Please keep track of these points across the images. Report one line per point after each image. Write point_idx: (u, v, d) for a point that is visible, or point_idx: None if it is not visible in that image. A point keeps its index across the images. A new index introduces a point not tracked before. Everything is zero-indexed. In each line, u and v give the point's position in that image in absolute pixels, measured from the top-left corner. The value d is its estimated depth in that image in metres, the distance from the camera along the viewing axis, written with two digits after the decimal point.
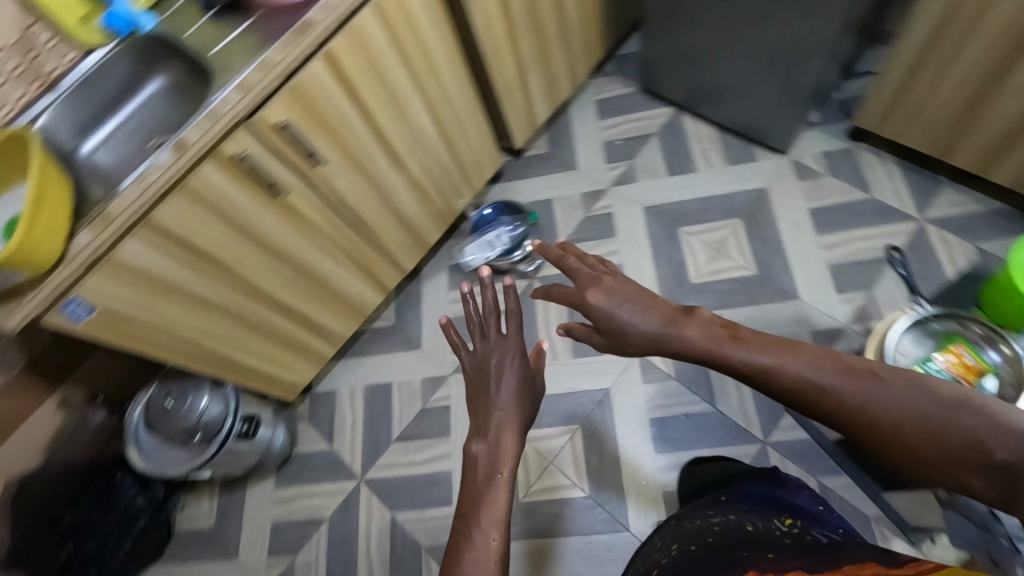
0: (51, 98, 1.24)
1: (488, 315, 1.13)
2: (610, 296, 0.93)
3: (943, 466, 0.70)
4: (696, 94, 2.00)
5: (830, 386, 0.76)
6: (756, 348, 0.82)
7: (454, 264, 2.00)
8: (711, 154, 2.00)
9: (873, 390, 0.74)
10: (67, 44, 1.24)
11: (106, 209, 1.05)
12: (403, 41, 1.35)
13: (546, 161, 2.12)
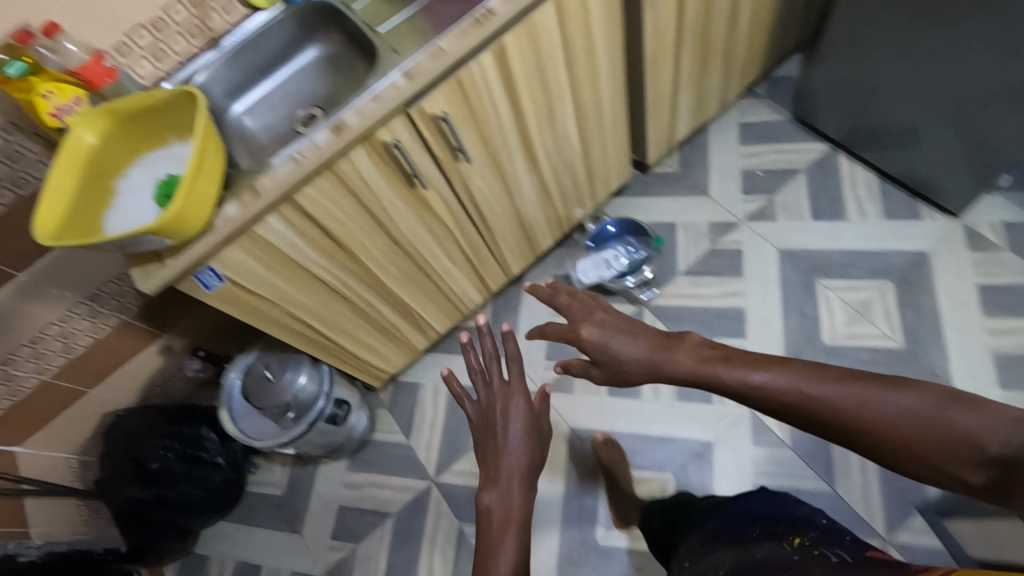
0: (213, 55, 1.21)
1: (488, 354, 0.99)
2: (604, 330, 0.84)
3: (951, 470, 0.62)
4: (861, 134, 1.79)
5: (817, 393, 0.68)
6: (748, 364, 0.73)
7: (560, 274, 1.90)
8: (866, 204, 1.80)
9: (849, 390, 0.67)
10: (237, 2, 1.20)
11: (258, 184, 1.01)
12: (573, 42, 1.24)
13: (676, 182, 1.97)
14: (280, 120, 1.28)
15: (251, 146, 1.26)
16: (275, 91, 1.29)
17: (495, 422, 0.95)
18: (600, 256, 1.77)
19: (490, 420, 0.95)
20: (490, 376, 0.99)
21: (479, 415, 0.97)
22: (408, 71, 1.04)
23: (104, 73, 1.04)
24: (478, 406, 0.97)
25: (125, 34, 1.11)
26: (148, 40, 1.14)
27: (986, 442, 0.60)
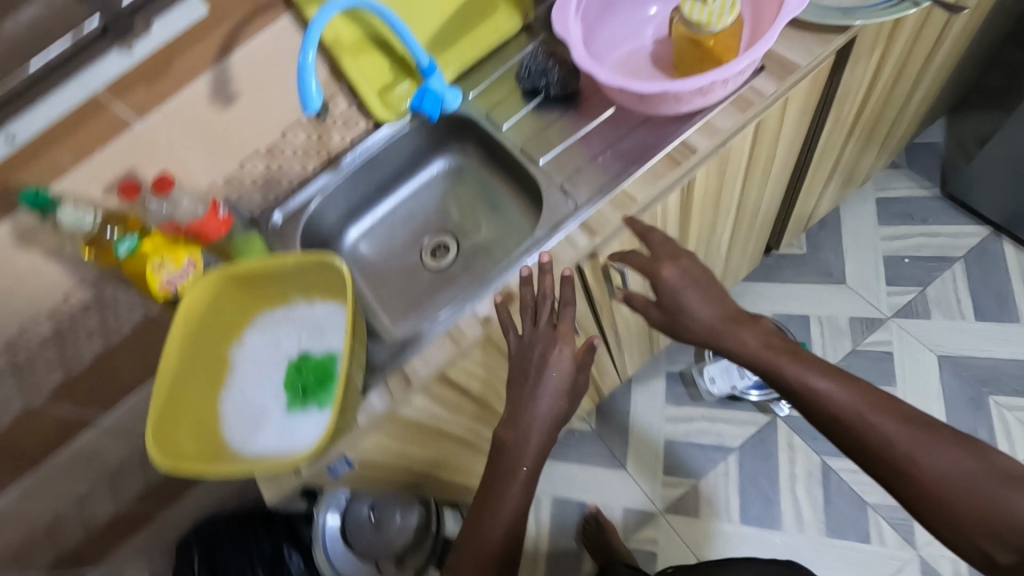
0: (329, 179, 1.02)
1: (544, 291, 0.78)
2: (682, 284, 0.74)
3: (968, 533, 0.59)
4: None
5: (867, 418, 0.64)
6: (814, 365, 0.68)
7: (674, 371, 1.70)
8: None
9: (901, 426, 0.63)
10: (359, 116, 1.01)
11: (409, 372, 0.82)
12: (756, 158, 1.02)
13: (803, 266, 1.73)
14: (399, 245, 1.09)
15: (367, 277, 1.07)
16: (392, 210, 1.10)
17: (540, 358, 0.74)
18: (730, 362, 1.54)
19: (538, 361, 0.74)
20: (542, 309, 0.78)
21: (519, 346, 0.77)
22: (586, 223, 0.84)
23: (220, 225, 0.87)
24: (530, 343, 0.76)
25: (237, 166, 0.94)
26: (261, 169, 0.97)
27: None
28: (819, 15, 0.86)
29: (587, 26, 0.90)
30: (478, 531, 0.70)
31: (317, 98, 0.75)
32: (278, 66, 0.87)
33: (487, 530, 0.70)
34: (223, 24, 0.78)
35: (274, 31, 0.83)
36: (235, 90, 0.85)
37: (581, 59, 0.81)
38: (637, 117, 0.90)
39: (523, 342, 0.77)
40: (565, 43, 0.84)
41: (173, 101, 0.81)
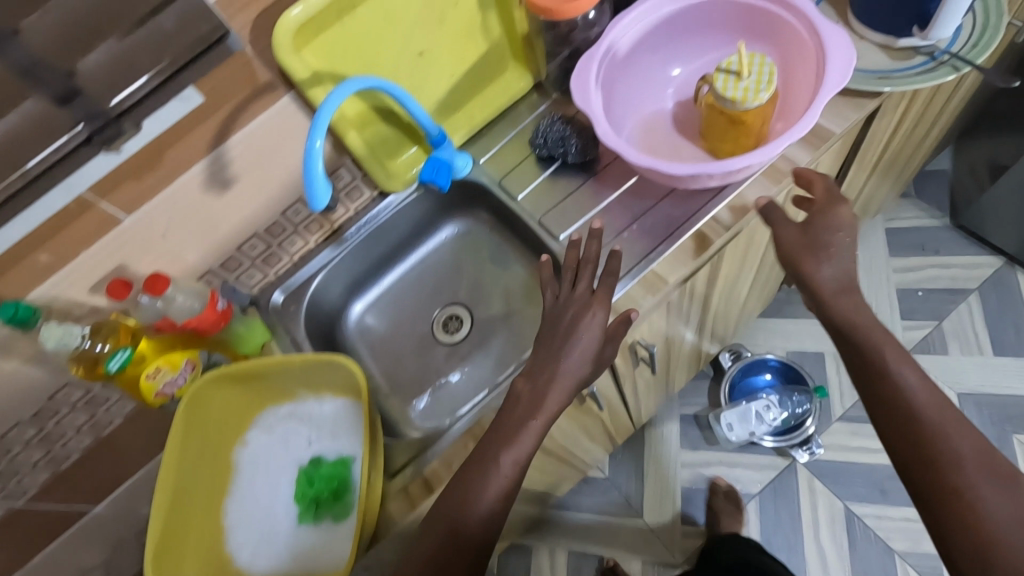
0: (332, 253, 0.95)
1: (589, 255, 0.75)
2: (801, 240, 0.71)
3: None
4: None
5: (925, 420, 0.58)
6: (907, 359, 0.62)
7: (688, 414, 1.64)
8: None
9: (968, 450, 0.55)
10: (364, 187, 0.94)
11: (429, 477, 0.76)
12: (782, 218, 0.97)
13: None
14: (408, 316, 1.02)
15: (375, 351, 1.01)
16: (400, 278, 1.04)
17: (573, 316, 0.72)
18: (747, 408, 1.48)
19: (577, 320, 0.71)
20: (582, 274, 0.74)
21: (553, 309, 0.73)
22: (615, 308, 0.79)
23: (218, 319, 0.80)
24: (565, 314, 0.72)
25: (235, 249, 0.88)
26: (260, 248, 0.90)
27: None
28: (854, 76, 0.81)
29: (606, 91, 0.84)
30: (457, 490, 0.64)
31: (325, 189, 0.68)
32: (279, 147, 0.80)
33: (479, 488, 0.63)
34: (218, 111, 0.71)
35: (274, 111, 0.76)
36: (232, 174, 0.78)
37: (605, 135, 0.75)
38: (660, 188, 0.85)
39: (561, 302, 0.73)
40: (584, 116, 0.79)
41: (166, 190, 0.74)
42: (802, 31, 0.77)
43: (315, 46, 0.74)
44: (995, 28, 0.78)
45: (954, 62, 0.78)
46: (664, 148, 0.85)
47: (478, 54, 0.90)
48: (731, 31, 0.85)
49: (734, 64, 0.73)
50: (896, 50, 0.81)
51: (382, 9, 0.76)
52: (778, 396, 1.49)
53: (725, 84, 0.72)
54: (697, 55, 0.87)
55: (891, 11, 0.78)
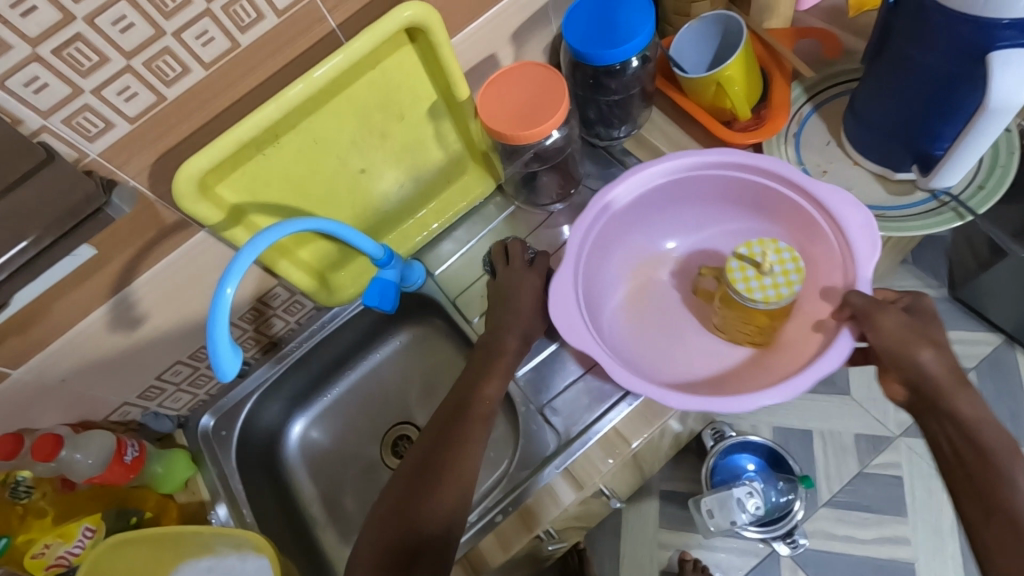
0: (270, 370, 0.87)
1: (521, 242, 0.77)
2: (907, 327, 0.60)
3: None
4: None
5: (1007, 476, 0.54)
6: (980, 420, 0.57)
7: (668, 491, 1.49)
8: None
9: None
10: (305, 301, 0.86)
11: None
12: None
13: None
14: (355, 433, 0.94)
15: (316, 469, 0.92)
16: (349, 387, 0.96)
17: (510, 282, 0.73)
18: (728, 493, 1.32)
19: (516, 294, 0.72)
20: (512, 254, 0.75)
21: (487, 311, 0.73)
22: (572, 472, 0.70)
23: (127, 470, 0.72)
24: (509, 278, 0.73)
25: (155, 378, 0.78)
26: (185, 373, 0.81)
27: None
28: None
29: (588, 288, 0.73)
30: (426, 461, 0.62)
31: (232, 363, 0.59)
32: (200, 279, 0.71)
33: (432, 465, 0.61)
34: (117, 258, 0.62)
35: (190, 247, 0.67)
36: (141, 313, 0.69)
37: (614, 370, 0.63)
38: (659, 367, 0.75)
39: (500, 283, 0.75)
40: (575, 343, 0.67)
41: (61, 339, 0.65)
42: (808, 206, 0.70)
43: (232, 180, 0.64)
44: (1004, 168, 0.70)
45: (958, 206, 0.69)
46: (663, 334, 0.76)
47: (430, 162, 0.81)
48: (718, 200, 0.77)
49: (747, 252, 0.66)
50: (894, 182, 0.73)
51: (312, 135, 0.66)
52: (763, 483, 1.36)
53: (746, 282, 0.64)
54: (680, 223, 0.80)
55: (889, 148, 0.69)
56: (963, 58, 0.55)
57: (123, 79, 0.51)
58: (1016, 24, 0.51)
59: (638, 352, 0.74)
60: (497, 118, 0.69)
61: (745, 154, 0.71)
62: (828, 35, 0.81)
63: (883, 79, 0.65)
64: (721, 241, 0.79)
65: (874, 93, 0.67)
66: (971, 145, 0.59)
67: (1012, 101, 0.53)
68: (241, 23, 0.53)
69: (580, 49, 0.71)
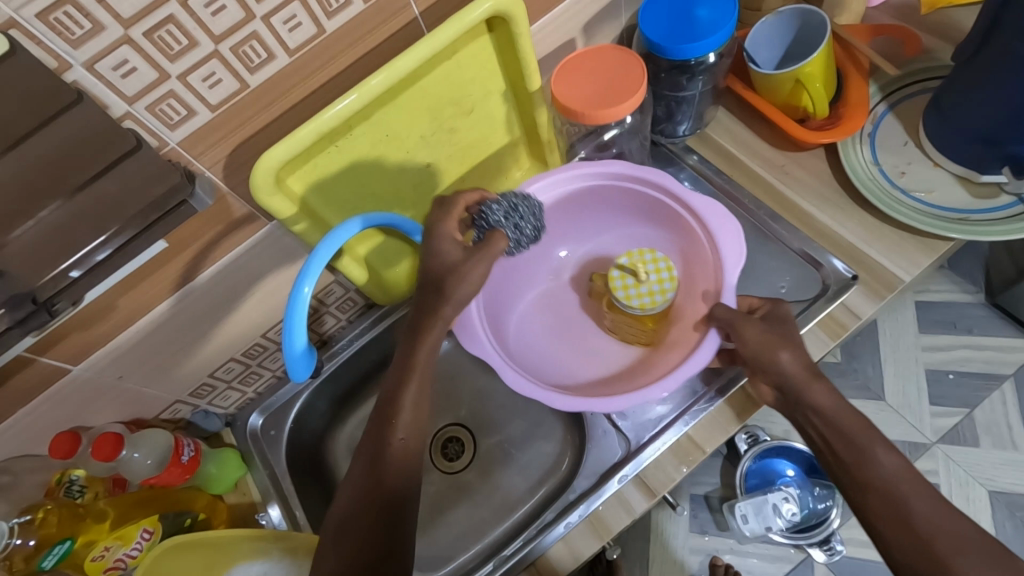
0: (323, 368, 0.85)
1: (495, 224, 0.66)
2: (768, 336, 0.58)
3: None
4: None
5: (869, 450, 0.53)
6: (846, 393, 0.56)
7: (698, 494, 1.45)
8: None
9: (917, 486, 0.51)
10: (359, 298, 0.84)
11: None
12: None
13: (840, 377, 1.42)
14: None
15: None
16: None
17: (433, 254, 0.61)
18: (763, 499, 1.30)
19: (443, 256, 0.60)
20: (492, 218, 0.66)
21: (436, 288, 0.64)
22: (644, 479, 0.68)
23: (184, 471, 0.69)
24: (442, 251, 0.61)
25: (208, 375, 0.76)
26: (237, 371, 0.79)
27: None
28: (928, 218, 0.70)
29: (493, 304, 0.72)
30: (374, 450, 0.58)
31: (307, 363, 0.57)
32: (261, 274, 0.69)
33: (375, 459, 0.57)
34: (186, 253, 0.60)
35: (257, 242, 0.65)
36: (202, 309, 0.67)
37: (517, 383, 0.62)
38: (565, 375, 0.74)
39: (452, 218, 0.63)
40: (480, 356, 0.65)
41: (122, 337, 0.63)
42: (681, 208, 0.70)
43: (303, 172, 0.62)
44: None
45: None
46: (567, 340, 0.76)
47: (489, 156, 0.78)
48: (608, 209, 0.77)
49: (627, 262, 0.67)
50: (977, 185, 0.71)
51: (383, 127, 0.64)
52: (799, 490, 1.33)
53: (626, 290, 0.66)
54: (572, 235, 0.80)
55: (979, 150, 0.67)
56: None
57: (209, 64, 0.48)
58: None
59: (550, 363, 0.73)
60: (567, 96, 0.67)
61: (620, 163, 0.71)
62: (908, 32, 0.79)
63: (983, 78, 0.62)
64: (614, 245, 0.79)
65: (968, 92, 0.64)
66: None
67: None
68: (329, 9, 0.51)
69: (657, 40, 0.69)
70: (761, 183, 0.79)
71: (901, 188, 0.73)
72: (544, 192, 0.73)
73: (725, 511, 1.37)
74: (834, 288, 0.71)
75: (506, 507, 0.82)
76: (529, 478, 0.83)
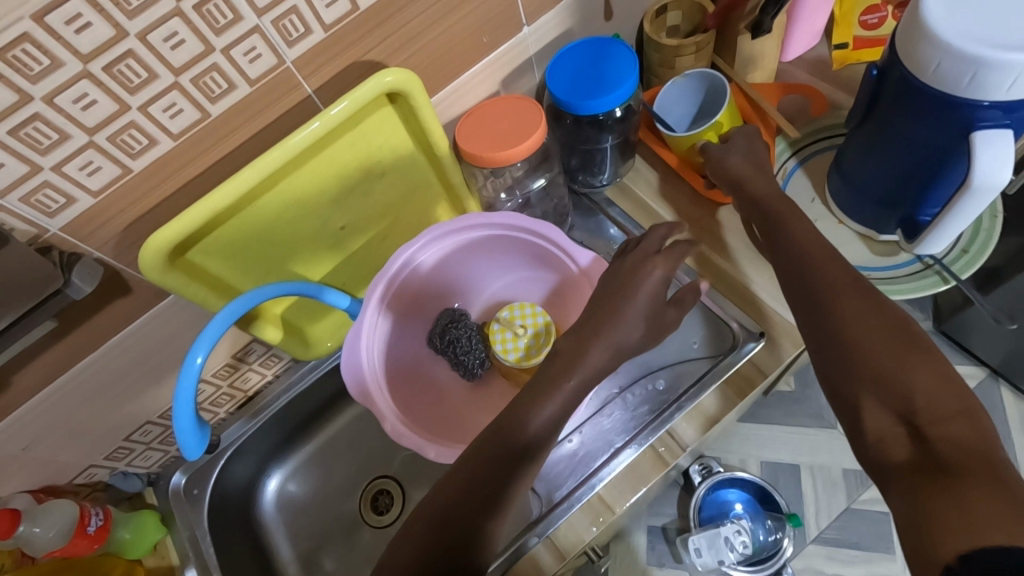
0: (247, 423, 0.85)
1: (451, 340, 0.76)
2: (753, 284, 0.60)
3: (908, 491, 0.45)
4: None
5: (839, 303, 0.54)
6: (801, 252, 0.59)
7: (655, 525, 1.41)
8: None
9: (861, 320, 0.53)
10: (282, 355, 0.84)
11: None
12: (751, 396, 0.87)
13: (794, 406, 1.44)
14: (337, 488, 0.92)
15: (295, 527, 0.90)
16: (327, 440, 0.94)
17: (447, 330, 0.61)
18: (717, 531, 1.30)
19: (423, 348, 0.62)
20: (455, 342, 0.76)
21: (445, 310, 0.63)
22: (556, 541, 0.68)
23: (92, 541, 0.71)
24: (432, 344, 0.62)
25: (123, 439, 0.75)
26: (155, 432, 0.78)
27: (961, 506, 0.42)
28: None
29: (391, 347, 0.75)
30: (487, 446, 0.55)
31: (200, 440, 0.57)
32: (166, 343, 0.68)
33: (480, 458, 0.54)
34: (81, 328, 0.59)
35: (160, 312, 0.65)
36: (106, 378, 0.66)
37: (396, 433, 0.67)
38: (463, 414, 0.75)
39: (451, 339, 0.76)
40: (366, 402, 0.69)
41: (21, 411, 0.62)
42: (566, 259, 0.73)
43: (204, 246, 0.62)
44: (987, 232, 0.70)
45: (941, 269, 0.69)
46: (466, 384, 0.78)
47: (409, 215, 0.79)
48: (504, 257, 0.79)
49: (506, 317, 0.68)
50: (878, 243, 0.72)
51: (289, 198, 0.65)
52: (751, 522, 1.33)
53: (505, 344, 0.67)
54: (478, 278, 0.81)
55: (875, 213, 0.69)
56: (947, 132, 0.55)
57: (85, 154, 0.49)
58: (1000, 105, 0.51)
59: (444, 407, 0.76)
60: (472, 140, 0.68)
61: (512, 216, 0.73)
62: (815, 92, 0.81)
63: (869, 148, 0.64)
64: (512, 288, 0.81)
65: (858, 157, 0.66)
66: (953, 220, 0.58)
67: (993, 180, 0.52)
68: (212, 94, 0.52)
69: (561, 97, 0.70)
70: (679, 236, 0.80)
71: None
72: (441, 240, 0.75)
73: (679, 544, 1.35)
74: (741, 343, 0.72)
75: None
76: None
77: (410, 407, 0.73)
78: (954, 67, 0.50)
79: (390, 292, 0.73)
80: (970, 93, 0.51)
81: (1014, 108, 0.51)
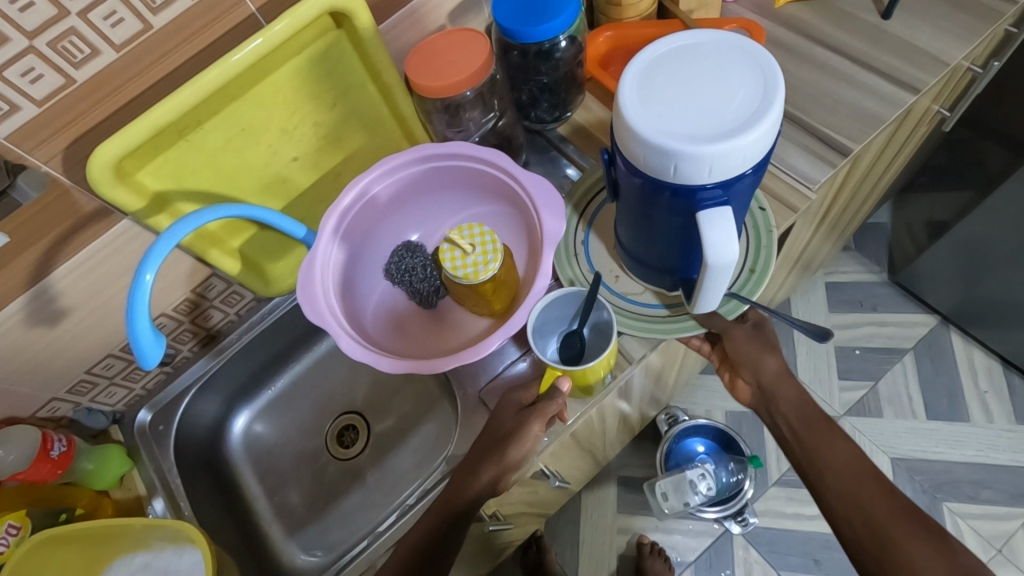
0: (210, 362, 0.87)
1: (409, 270, 0.78)
2: (755, 341, 0.71)
3: None
4: (989, 317, 1.31)
5: (876, 513, 0.59)
6: (824, 439, 0.66)
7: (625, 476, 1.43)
8: (991, 403, 1.34)
9: (888, 514, 0.59)
10: (244, 293, 0.86)
11: None
12: None
13: None
14: (300, 428, 0.94)
15: (260, 465, 0.93)
16: (290, 383, 0.96)
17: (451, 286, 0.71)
18: (681, 475, 1.28)
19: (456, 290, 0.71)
20: (416, 275, 0.78)
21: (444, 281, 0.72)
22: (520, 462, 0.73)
23: (54, 467, 0.71)
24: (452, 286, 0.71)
25: (85, 372, 0.76)
26: (118, 367, 0.79)
27: None
28: (643, 321, 0.72)
29: (345, 279, 0.76)
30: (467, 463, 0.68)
31: (153, 349, 0.56)
32: (124, 271, 0.69)
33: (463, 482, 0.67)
34: (37, 246, 0.61)
35: (113, 237, 0.66)
36: (63, 305, 0.67)
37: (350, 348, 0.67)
38: (425, 343, 0.77)
39: (406, 271, 0.79)
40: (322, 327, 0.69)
41: None
42: (514, 182, 0.74)
43: (153, 167, 0.64)
44: (767, 249, 0.72)
45: (734, 296, 0.71)
46: (426, 313, 0.80)
47: (363, 148, 0.80)
48: (459, 188, 0.80)
49: (455, 237, 0.69)
50: (669, 295, 0.73)
51: (237, 121, 0.66)
52: (714, 465, 1.32)
53: (451, 262, 0.68)
54: (437, 210, 0.83)
55: (655, 275, 0.69)
56: (680, 215, 0.55)
57: (26, 59, 0.50)
58: (718, 184, 0.51)
59: (400, 335, 0.77)
60: (432, 62, 0.70)
61: (462, 143, 0.74)
62: (750, 24, 0.84)
63: (628, 223, 0.63)
64: (468, 219, 0.82)
65: (627, 229, 0.65)
66: (707, 288, 0.57)
67: (728, 253, 0.52)
68: (153, 5, 0.53)
69: (507, 26, 0.72)
70: None
71: (618, 293, 0.74)
72: (396, 171, 0.76)
73: (647, 488, 1.35)
74: None
75: (396, 487, 0.87)
76: (420, 458, 0.88)
77: (368, 335, 0.74)
78: (658, 163, 0.50)
79: (345, 223, 0.74)
80: (682, 182, 0.51)
81: (727, 186, 0.51)
